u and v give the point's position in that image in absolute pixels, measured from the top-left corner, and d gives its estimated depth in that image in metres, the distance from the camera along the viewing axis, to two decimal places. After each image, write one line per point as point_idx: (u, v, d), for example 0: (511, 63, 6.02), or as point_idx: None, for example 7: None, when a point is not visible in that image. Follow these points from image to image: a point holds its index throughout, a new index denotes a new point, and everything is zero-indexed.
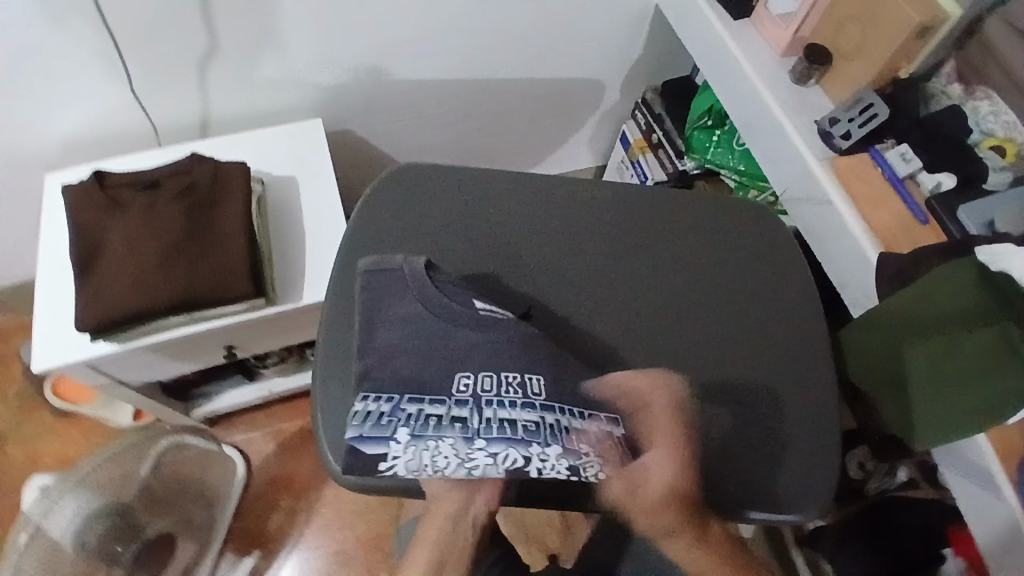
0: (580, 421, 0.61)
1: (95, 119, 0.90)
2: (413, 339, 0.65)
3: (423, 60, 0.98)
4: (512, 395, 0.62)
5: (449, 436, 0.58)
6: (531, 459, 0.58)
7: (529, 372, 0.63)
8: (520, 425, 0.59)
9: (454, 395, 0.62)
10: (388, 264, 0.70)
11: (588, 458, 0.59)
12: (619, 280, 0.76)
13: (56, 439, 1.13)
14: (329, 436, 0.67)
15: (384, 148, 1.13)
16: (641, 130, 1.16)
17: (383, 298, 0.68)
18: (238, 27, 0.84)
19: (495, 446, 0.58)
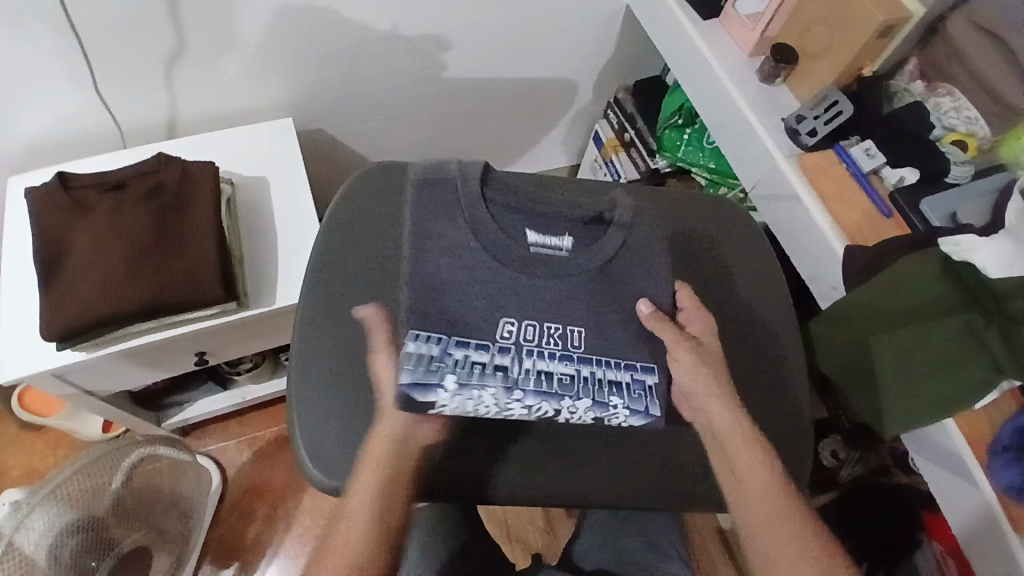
0: (615, 372, 0.63)
1: (59, 122, 0.88)
2: (461, 274, 0.63)
3: (395, 59, 0.98)
4: (552, 347, 0.62)
5: (491, 384, 0.60)
6: (561, 412, 0.61)
7: (570, 323, 0.63)
8: (555, 377, 0.61)
9: (498, 340, 0.62)
10: (445, 184, 0.66)
11: (615, 409, 0.61)
12: (650, 222, 0.76)
13: (23, 451, 1.10)
14: (305, 439, 0.66)
15: (356, 148, 1.13)
16: (613, 129, 1.17)
17: (437, 219, 0.64)
18: (206, 27, 0.83)
19: (530, 399, 0.60)
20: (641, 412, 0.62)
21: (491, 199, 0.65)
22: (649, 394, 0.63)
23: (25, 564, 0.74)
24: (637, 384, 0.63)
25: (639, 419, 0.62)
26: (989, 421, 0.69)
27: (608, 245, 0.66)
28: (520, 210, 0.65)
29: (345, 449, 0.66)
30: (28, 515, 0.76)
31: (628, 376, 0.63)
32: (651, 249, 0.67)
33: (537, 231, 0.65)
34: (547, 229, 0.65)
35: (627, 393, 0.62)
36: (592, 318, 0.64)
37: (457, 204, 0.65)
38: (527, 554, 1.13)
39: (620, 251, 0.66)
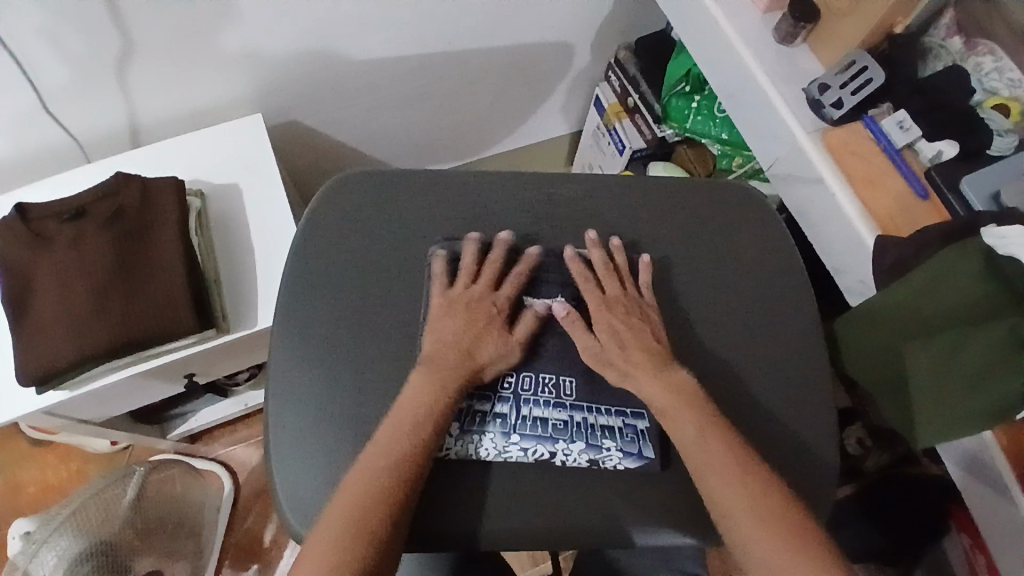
0: (607, 418, 0.64)
1: (13, 143, 0.82)
2: None
3: (369, 39, 0.89)
4: (545, 395, 0.64)
5: (490, 430, 0.62)
6: (556, 454, 0.62)
7: (564, 372, 0.66)
8: (550, 423, 0.63)
9: (498, 390, 0.64)
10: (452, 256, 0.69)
11: (608, 451, 0.62)
12: (655, 228, 0.73)
13: (37, 466, 1.10)
14: (285, 490, 0.62)
15: (339, 137, 1.05)
16: (616, 94, 1.07)
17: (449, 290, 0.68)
18: (152, 26, 0.75)
19: (527, 442, 0.62)
20: (635, 455, 0.62)
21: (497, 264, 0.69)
22: (642, 437, 0.63)
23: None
24: (630, 430, 0.63)
25: (632, 461, 0.62)
26: None
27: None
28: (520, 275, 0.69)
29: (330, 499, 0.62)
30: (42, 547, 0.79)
31: (621, 422, 0.63)
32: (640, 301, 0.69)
33: (535, 293, 0.69)
34: (544, 290, 0.69)
35: (619, 436, 0.63)
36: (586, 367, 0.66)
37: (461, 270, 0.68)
38: None
39: None
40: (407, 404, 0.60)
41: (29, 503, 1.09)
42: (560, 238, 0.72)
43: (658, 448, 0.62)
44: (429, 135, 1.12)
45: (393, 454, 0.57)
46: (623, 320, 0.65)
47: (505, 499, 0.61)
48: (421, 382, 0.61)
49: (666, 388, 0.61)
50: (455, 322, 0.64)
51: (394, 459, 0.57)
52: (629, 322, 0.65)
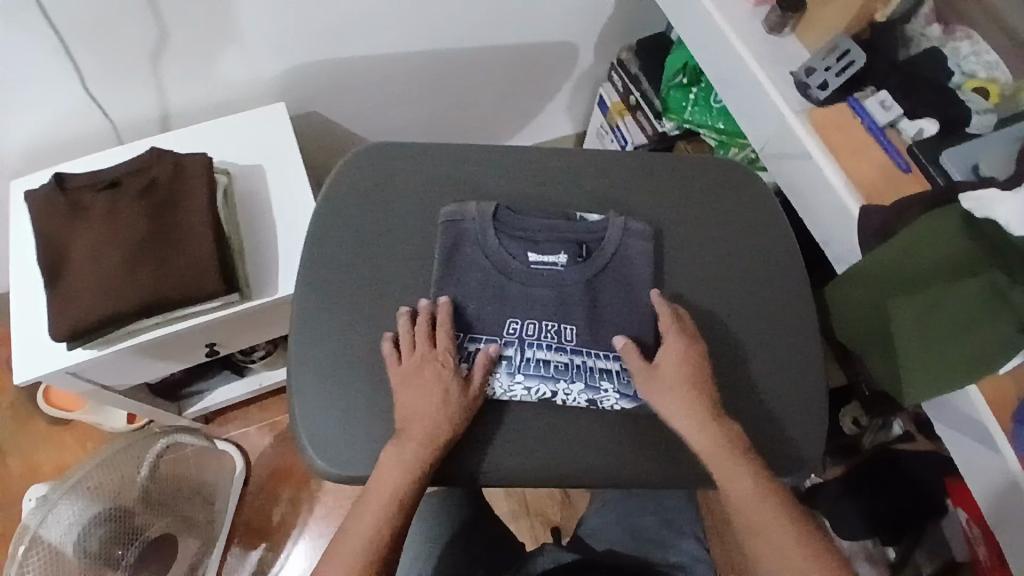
0: (606, 361, 0.68)
1: (52, 124, 0.88)
2: (469, 288, 0.69)
3: (385, 34, 0.95)
4: (546, 339, 0.68)
5: (496, 371, 0.66)
6: (558, 393, 0.66)
7: (565, 321, 0.69)
8: (552, 363, 0.67)
9: (504, 335, 0.68)
10: (461, 216, 0.72)
11: (606, 392, 0.66)
12: (654, 199, 0.77)
13: (55, 446, 1.15)
14: (308, 431, 0.67)
15: (354, 129, 1.10)
16: (618, 92, 1.13)
17: (461, 246, 0.71)
18: (187, 15, 0.81)
19: (531, 381, 0.66)
20: (631, 396, 0.67)
21: (501, 224, 0.71)
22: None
23: (51, 556, 0.79)
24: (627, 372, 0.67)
25: (628, 401, 0.67)
26: (1014, 384, 0.65)
27: (605, 251, 0.71)
28: (525, 233, 0.71)
29: (348, 437, 0.66)
30: (53, 510, 0.80)
31: (618, 365, 0.67)
32: (637, 255, 0.72)
33: (537, 250, 0.71)
34: (546, 246, 0.71)
35: (616, 379, 0.67)
36: (587, 320, 0.69)
37: (470, 230, 0.71)
38: (547, 528, 1.14)
39: (616, 258, 0.71)
40: (382, 483, 0.61)
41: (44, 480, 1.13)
42: (562, 204, 0.77)
43: None
44: (439, 131, 1.18)
45: (368, 539, 0.58)
46: (695, 367, 0.65)
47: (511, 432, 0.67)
48: (392, 472, 0.61)
49: (719, 442, 0.61)
50: (419, 393, 0.64)
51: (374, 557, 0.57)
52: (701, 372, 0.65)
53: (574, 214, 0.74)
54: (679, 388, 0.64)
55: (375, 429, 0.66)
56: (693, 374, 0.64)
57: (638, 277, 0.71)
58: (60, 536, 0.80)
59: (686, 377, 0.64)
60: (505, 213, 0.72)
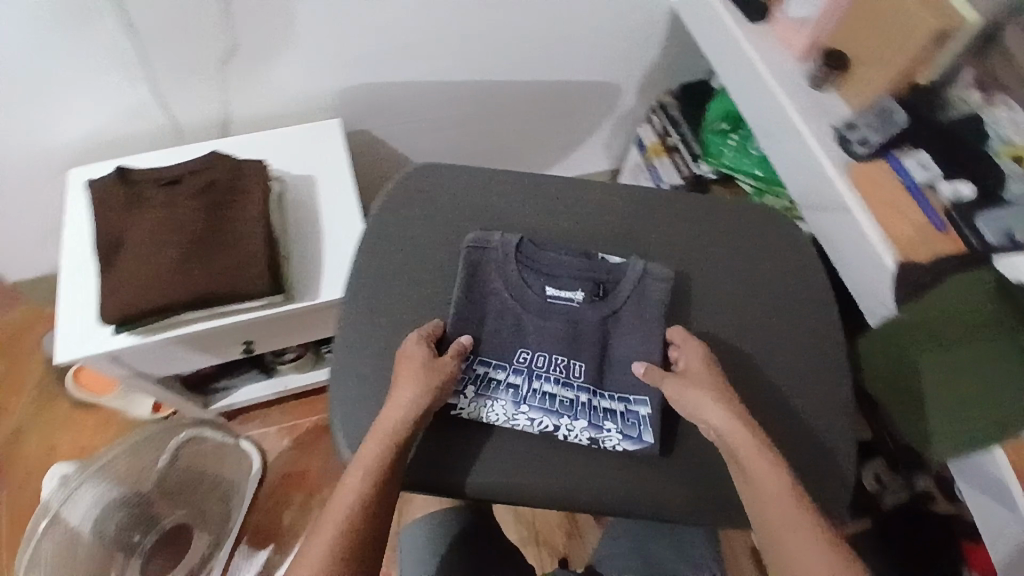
0: (610, 402, 0.71)
1: (122, 117, 0.93)
2: (484, 316, 0.73)
3: (439, 63, 0.99)
4: (555, 373, 0.71)
5: (501, 399, 0.69)
6: (560, 428, 0.68)
7: (575, 358, 0.72)
8: (558, 399, 0.70)
9: (514, 363, 0.71)
10: (486, 243, 0.75)
11: (608, 432, 0.68)
12: (691, 238, 0.80)
13: (76, 428, 1.17)
14: (346, 432, 0.68)
15: (400, 150, 1.14)
16: (656, 133, 1.15)
17: (483, 271, 0.74)
18: (259, 27, 0.86)
19: (534, 414, 0.69)
20: (634, 438, 0.68)
21: (525, 256, 0.74)
22: (643, 422, 0.69)
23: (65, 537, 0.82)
24: (632, 415, 0.70)
25: (631, 443, 0.68)
26: None
27: (621, 292, 0.73)
28: (546, 268, 0.74)
29: None
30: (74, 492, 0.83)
31: (623, 406, 0.70)
32: (652, 302, 0.73)
33: (556, 285, 0.74)
34: (563, 282, 0.74)
35: (620, 420, 0.69)
36: (594, 359, 0.72)
37: (493, 259, 0.74)
38: (554, 559, 1.13)
39: (631, 300, 0.73)
40: (357, 466, 0.62)
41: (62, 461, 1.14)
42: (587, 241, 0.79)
43: (657, 436, 0.69)
44: (480, 157, 1.22)
45: (343, 517, 0.59)
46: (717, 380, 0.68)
47: (531, 454, 0.69)
48: (369, 448, 0.63)
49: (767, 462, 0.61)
50: (407, 366, 0.67)
51: (347, 534, 0.58)
52: (720, 385, 0.68)
53: (596, 254, 0.77)
54: (698, 380, 0.68)
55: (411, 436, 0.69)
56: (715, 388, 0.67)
57: (649, 323, 0.73)
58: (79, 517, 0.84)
59: (700, 372, 0.68)
60: (530, 246, 0.75)
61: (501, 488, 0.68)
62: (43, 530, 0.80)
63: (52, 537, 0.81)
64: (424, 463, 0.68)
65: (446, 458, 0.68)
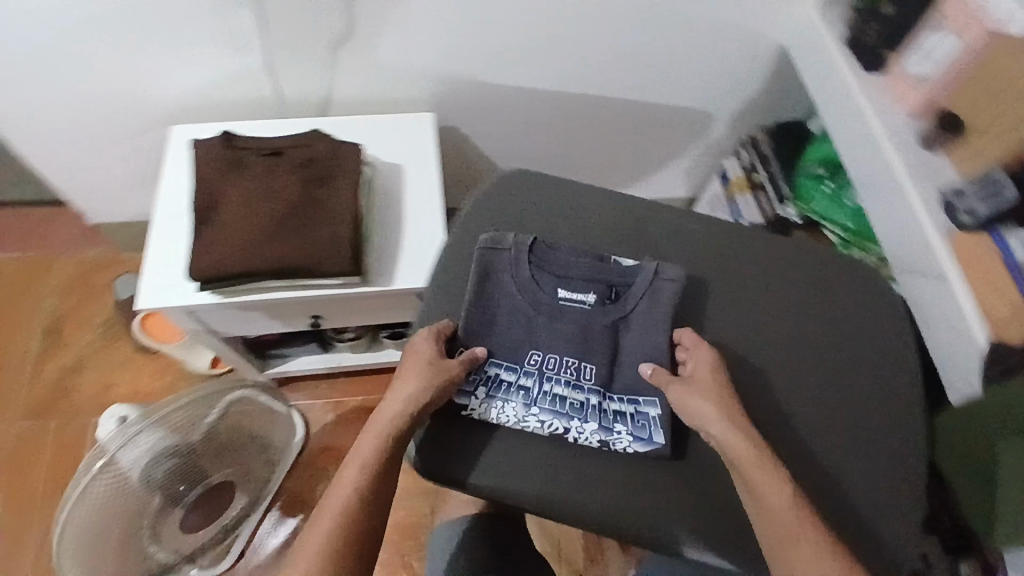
0: (619, 405, 0.72)
1: (232, 83, 0.97)
2: (498, 318, 0.75)
3: (540, 72, 1.00)
4: (565, 375, 0.73)
5: (512, 399, 0.71)
6: (570, 430, 0.70)
7: (586, 360, 0.74)
8: (568, 401, 0.71)
9: (525, 365, 0.73)
10: (500, 243, 0.76)
11: (619, 434, 0.70)
12: (768, 286, 0.80)
13: (135, 371, 1.21)
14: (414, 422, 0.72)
15: (484, 151, 1.15)
16: (742, 168, 1.14)
17: (497, 272, 0.76)
18: (376, 15, 0.88)
19: (544, 416, 0.70)
20: (645, 440, 0.70)
21: (536, 256, 0.76)
22: (653, 424, 0.71)
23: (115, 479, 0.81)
24: (642, 417, 0.71)
25: (641, 445, 0.70)
26: None
27: (633, 295, 0.75)
28: (557, 271, 0.76)
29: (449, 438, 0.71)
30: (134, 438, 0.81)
31: (632, 408, 0.72)
32: (662, 309, 0.74)
33: (568, 287, 0.75)
34: (577, 284, 0.75)
35: (631, 423, 0.71)
36: (606, 361, 0.74)
37: (504, 259, 0.76)
38: None
39: (644, 305, 0.75)
40: (355, 460, 0.66)
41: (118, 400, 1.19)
42: (606, 242, 0.82)
43: (667, 436, 0.70)
44: (559, 168, 1.22)
45: (337, 510, 0.62)
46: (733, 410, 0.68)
47: (561, 462, 0.70)
48: (367, 442, 0.66)
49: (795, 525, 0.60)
50: (411, 363, 0.70)
51: (338, 527, 0.61)
52: (742, 420, 0.67)
53: (610, 255, 0.78)
54: (707, 388, 0.69)
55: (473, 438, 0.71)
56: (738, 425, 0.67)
57: (658, 324, 0.74)
58: (131, 462, 0.82)
59: (711, 381, 0.70)
60: (542, 247, 0.76)
61: (551, 502, 0.69)
62: (97, 472, 0.78)
63: (102, 478, 0.79)
64: (483, 466, 0.70)
65: (506, 465, 0.70)
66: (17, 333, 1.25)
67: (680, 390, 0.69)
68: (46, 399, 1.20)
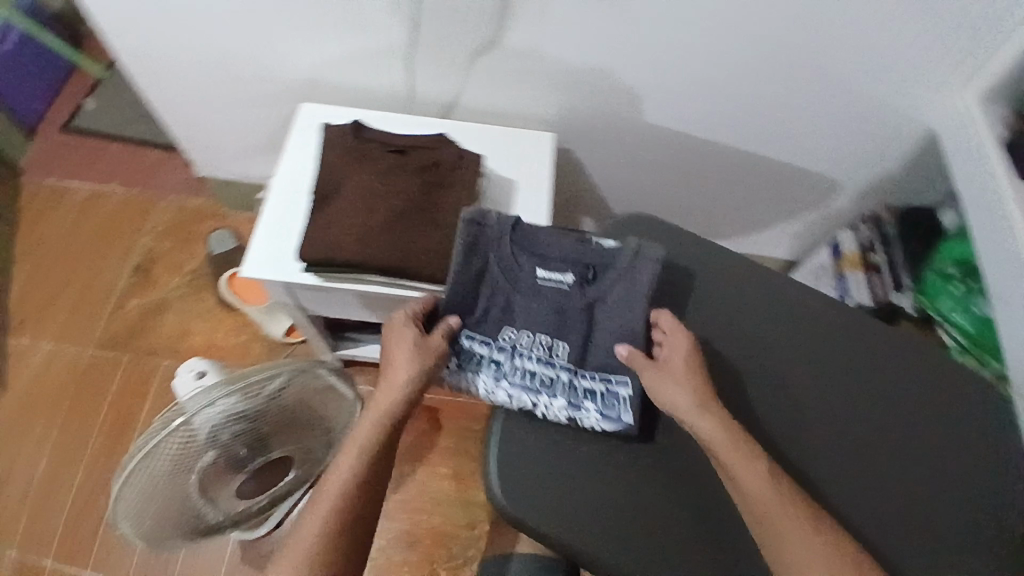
0: (591, 383, 0.75)
1: (369, 71, 0.99)
2: (476, 293, 0.77)
3: (673, 111, 0.99)
4: (538, 353, 0.76)
5: (484, 372, 0.75)
6: (538, 406, 0.71)
7: (560, 339, 0.76)
8: (538, 377, 0.74)
9: (499, 341, 0.77)
10: (484, 218, 0.76)
11: (587, 411, 0.72)
12: (872, 385, 0.76)
13: (213, 324, 1.25)
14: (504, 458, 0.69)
15: (592, 179, 1.15)
16: (858, 244, 1.10)
17: (477, 247, 0.76)
18: (526, 32, 0.88)
19: (513, 390, 0.72)
20: (612, 418, 0.72)
21: (518, 234, 0.77)
22: (621, 403, 0.73)
23: (189, 440, 0.79)
24: (611, 396, 0.73)
25: (607, 423, 0.72)
26: None
27: (610, 277, 0.77)
28: (537, 250, 0.77)
29: (538, 481, 0.68)
30: (215, 404, 0.78)
31: (603, 388, 0.74)
32: (636, 293, 0.75)
33: (546, 267, 0.77)
34: (554, 262, 0.77)
35: (600, 401, 0.73)
36: (579, 339, 0.76)
37: (489, 235, 0.76)
38: None
39: (618, 286, 0.76)
40: (354, 442, 0.71)
41: (190, 349, 1.22)
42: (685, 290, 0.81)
43: (635, 416, 0.72)
44: (660, 209, 1.20)
45: (339, 489, 0.68)
46: (738, 446, 0.66)
47: (646, 533, 0.67)
48: (365, 423, 0.71)
49: None
50: (398, 345, 0.73)
51: (339, 508, 0.67)
52: (753, 464, 0.66)
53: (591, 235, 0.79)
54: (677, 377, 0.71)
55: (563, 488, 0.68)
56: (765, 476, 0.65)
57: (634, 302, 0.75)
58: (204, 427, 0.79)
59: (682, 369, 0.71)
60: (523, 227, 0.77)
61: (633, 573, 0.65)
62: (173, 430, 0.76)
63: (174, 439, 0.77)
64: (571, 519, 0.66)
65: (592, 526, 0.66)
66: (113, 264, 1.30)
67: (651, 375, 0.72)
68: (126, 333, 1.24)
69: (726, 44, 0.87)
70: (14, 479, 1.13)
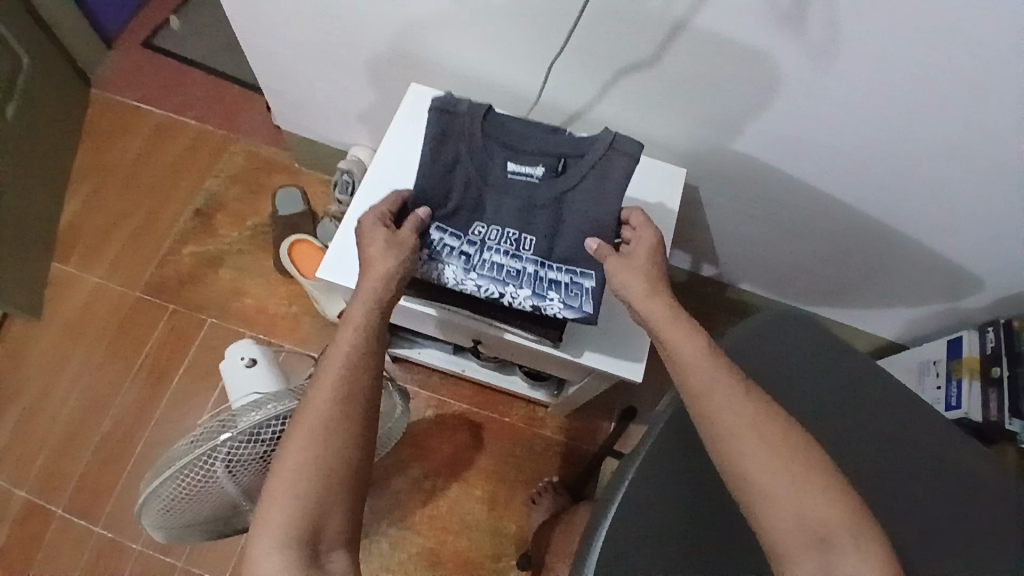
0: (558, 273, 0.72)
1: (494, 64, 0.89)
2: (450, 186, 0.73)
3: (824, 172, 0.87)
4: (504, 245, 0.72)
5: (453, 262, 0.71)
6: (505, 295, 0.71)
7: (527, 232, 0.72)
8: (505, 268, 0.71)
9: (468, 235, 0.73)
10: (453, 106, 0.73)
11: (551, 301, 0.71)
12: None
13: (266, 288, 1.17)
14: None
15: (707, 216, 1.04)
16: (983, 349, 0.98)
17: (450, 139, 0.73)
18: (684, 60, 0.77)
19: (481, 280, 0.71)
20: (574, 308, 0.71)
21: (489, 121, 0.73)
22: (585, 293, 0.71)
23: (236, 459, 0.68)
24: (576, 286, 0.71)
25: (570, 313, 0.71)
26: None
27: (579, 168, 0.72)
28: (507, 141, 0.73)
29: None
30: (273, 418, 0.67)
31: (568, 278, 0.72)
32: (607, 189, 0.71)
33: (516, 160, 0.73)
34: (526, 156, 0.73)
35: (563, 291, 0.71)
36: (548, 231, 0.72)
37: (459, 123, 0.73)
38: None
39: (586, 176, 0.72)
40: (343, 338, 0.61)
41: (239, 310, 1.16)
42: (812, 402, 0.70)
43: (596, 305, 0.71)
44: (769, 263, 1.10)
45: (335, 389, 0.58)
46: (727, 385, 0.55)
47: None
48: (355, 311, 0.63)
49: None
50: (371, 242, 0.67)
51: (336, 409, 0.57)
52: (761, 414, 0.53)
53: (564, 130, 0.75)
54: (639, 268, 0.65)
55: None
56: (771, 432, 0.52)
57: (607, 195, 0.72)
58: (239, 443, 0.66)
59: (648, 267, 0.65)
60: (496, 113, 0.74)
61: None
62: (224, 443, 0.65)
63: (214, 451, 0.66)
64: None
65: None
66: (176, 201, 1.23)
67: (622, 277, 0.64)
68: (176, 281, 1.17)
69: (917, 119, 0.74)
70: (43, 413, 1.09)
